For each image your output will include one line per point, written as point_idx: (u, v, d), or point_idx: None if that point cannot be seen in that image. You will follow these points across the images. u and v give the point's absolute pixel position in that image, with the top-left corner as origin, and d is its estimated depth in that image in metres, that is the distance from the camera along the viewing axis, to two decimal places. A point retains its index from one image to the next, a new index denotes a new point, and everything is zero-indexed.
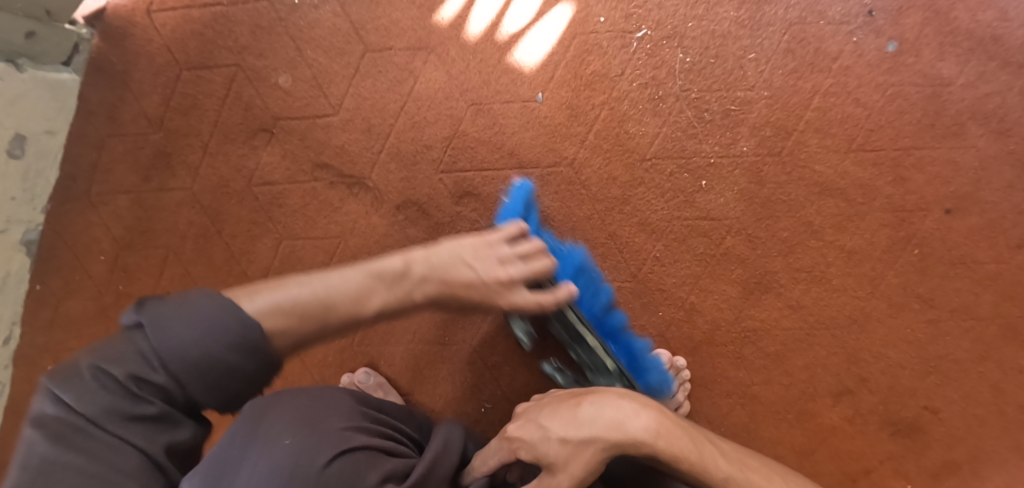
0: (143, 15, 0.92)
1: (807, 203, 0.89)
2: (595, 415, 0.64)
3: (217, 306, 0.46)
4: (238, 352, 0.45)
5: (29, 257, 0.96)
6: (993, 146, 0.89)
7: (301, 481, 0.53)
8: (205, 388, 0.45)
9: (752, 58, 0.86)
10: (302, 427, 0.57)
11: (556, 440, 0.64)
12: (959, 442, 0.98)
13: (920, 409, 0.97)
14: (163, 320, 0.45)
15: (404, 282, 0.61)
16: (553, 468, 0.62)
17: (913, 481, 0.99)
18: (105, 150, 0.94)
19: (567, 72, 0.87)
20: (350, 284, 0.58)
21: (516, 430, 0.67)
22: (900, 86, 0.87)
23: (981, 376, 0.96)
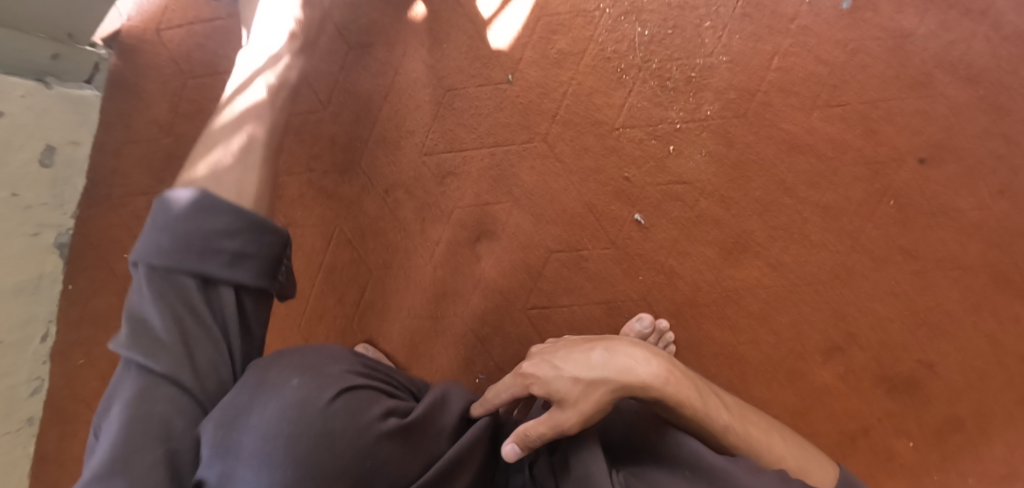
0: (153, 33, 1.01)
1: (777, 161, 0.91)
2: (608, 359, 0.66)
3: (196, 205, 0.59)
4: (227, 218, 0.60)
5: (62, 258, 1.05)
6: (962, 94, 0.90)
7: (308, 416, 0.56)
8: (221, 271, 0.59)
9: (709, 25, 0.89)
10: (309, 368, 0.60)
11: (567, 379, 0.65)
12: (959, 396, 0.98)
13: (915, 364, 0.97)
14: (152, 241, 0.59)
15: (268, 141, 0.72)
16: (560, 402, 0.63)
17: (913, 437, 1.00)
18: (126, 158, 1.04)
19: (535, 53, 0.92)
20: (220, 173, 0.65)
21: (529, 371, 0.68)
22: (861, 41, 0.89)
23: (976, 327, 0.96)
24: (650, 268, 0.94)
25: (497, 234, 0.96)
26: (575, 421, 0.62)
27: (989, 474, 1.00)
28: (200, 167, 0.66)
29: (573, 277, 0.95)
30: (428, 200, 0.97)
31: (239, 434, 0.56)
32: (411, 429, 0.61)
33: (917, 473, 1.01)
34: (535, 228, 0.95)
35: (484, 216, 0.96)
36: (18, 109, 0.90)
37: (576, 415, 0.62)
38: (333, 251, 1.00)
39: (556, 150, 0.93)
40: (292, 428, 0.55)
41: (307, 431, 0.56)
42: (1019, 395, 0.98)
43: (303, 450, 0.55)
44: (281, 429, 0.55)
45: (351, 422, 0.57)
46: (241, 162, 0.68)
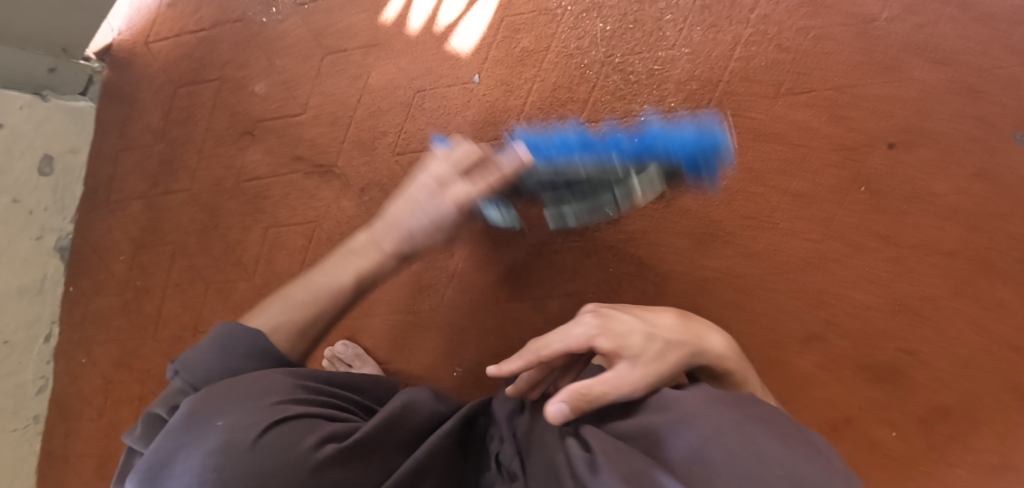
0: (142, 45, 1.07)
1: (744, 150, 0.92)
2: (677, 324, 0.70)
3: (240, 337, 0.65)
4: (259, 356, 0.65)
5: (63, 262, 1.12)
6: (931, 77, 0.90)
7: (234, 457, 0.54)
8: None
9: (669, 18, 0.91)
10: (240, 402, 0.59)
11: (639, 336, 0.65)
12: (944, 384, 0.97)
13: (896, 351, 0.96)
14: (188, 361, 0.65)
15: (370, 245, 0.76)
16: (636, 358, 0.62)
17: (897, 426, 0.99)
18: (121, 165, 1.09)
19: (500, 52, 0.94)
20: (331, 272, 0.75)
21: (601, 324, 0.66)
22: (824, 28, 0.89)
23: (958, 312, 0.95)
24: (621, 260, 0.95)
25: (470, 229, 0.98)
26: (647, 378, 0.60)
27: (980, 464, 0.97)
28: (303, 289, 0.73)
29: (545, 269, 0.97)
30: None
31: (172, 482, 0.55)
32: (352, 452, 0.59)
33: (903, 462, 1.00)
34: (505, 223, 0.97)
35: None
36: (19, 118, 0.97)
37: (652, 371, 0.61)
38: (314, 250, 1.01)
39: None
40: (220, 471, 0.54)
41: (234, 473, 0.54)
42: (1009, 383, 0.95)
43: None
44: (209, 474, 0.54)
45: (281, 459, 0.55)
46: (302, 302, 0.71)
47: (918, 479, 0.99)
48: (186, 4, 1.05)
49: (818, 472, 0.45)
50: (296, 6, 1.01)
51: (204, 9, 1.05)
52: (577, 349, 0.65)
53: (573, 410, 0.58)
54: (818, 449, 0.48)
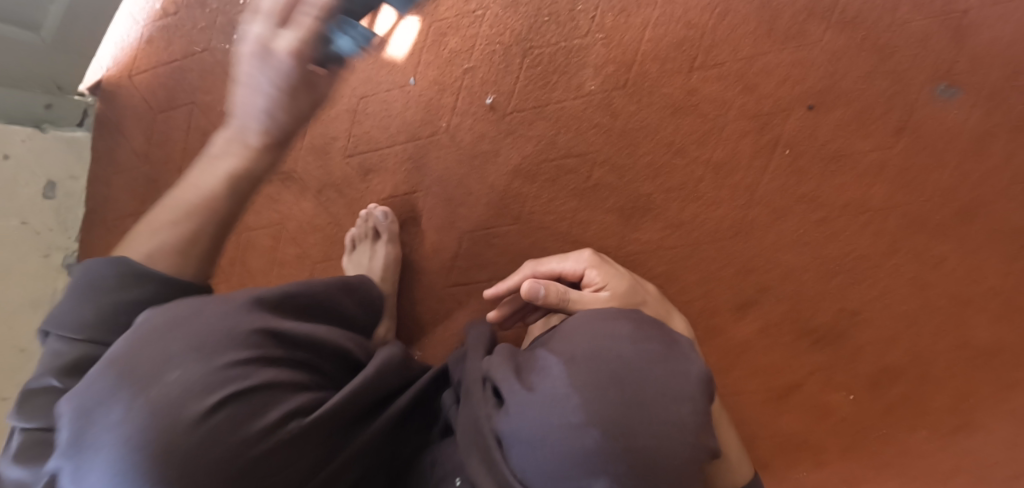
0: (127, 80, 1.20)
1: (662, 125, 0.95)
2: (653, 296, 0.80)
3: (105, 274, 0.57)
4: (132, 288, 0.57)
5: (69, 277, 1.25)
6: (840, 38, 0.91)
7: (179, 429, 0.49)
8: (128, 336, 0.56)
9: (581, 9, 0.96)
10: (192, 356, 0.52)
11: (624, 282, 0.77)
12: (893, 344, 0.95)
13: (838, 312, 0.96)
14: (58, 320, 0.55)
15: (239, 137, 0.67)
16: (615, 294, 0.75)
17: (851, 392, 0.97)
18: (117, 186, 1.22)
19: (430, 56, 1.01)
20: (211, 166, 0.67)
21: (599, 263, 0.79)
22: (728, 3, 0.93)
23: (897, 270, 0.94)
24: (556, 238, 0.99)
25: (416, 221, 1.05)
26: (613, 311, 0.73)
27: (942, 425, 0.95)
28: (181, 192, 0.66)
29: (483, 252, 1.02)
30: (357, 199, 1.07)
31: (99, 423, 0.50)
32: (305, 434, 0.54)
33: (861, 428, 0.97)
34: (448, 211, 1.03)
35: (406, 205, 1.04)
36: (20, 149, 1.09)
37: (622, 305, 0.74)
38: (280, 250, 1.10)
39: (457, 139, 1.01)
40: (156, 436, 0.49)
41: (173, 446, 0.49)
42: (959, 339, 0.94)
43: (173, 474, 0.48)
44: (144, 438, 0.49)
45: (235, 438, 0.51)
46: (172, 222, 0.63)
47: (879, 445, 0.96)
48: (160, 39, 1.17)
49: (658, 351, 0.57)
50: None
51: (175, 43, 1.16)
52: (571, 274, 0.79)
53: (546, 297, 0.71)
54: (677, 343, 0.59)
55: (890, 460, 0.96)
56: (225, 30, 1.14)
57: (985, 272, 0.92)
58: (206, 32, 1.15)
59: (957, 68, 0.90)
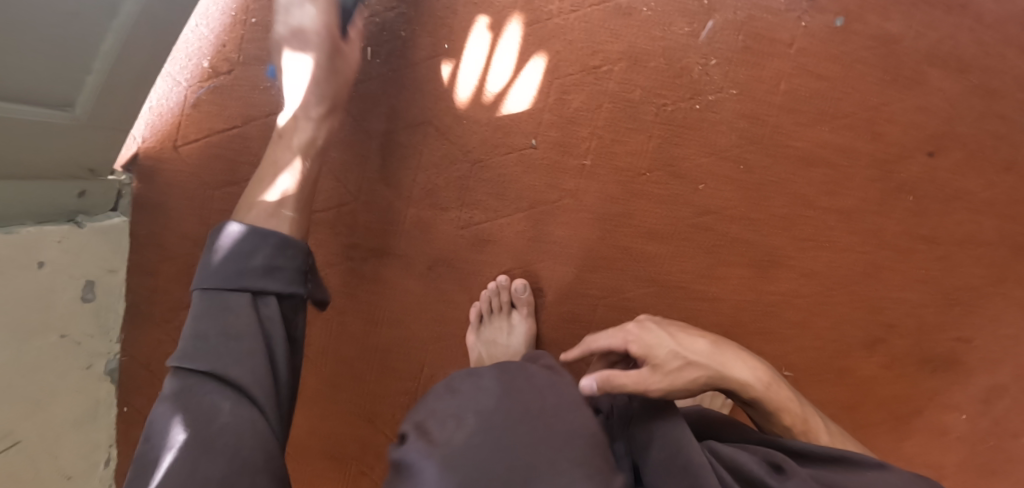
0: (171, 150, 1.05)
1: (795, 179, 0.95)
2: (710, 349, 0.76)
3: (245, 243, 0.76)
4: (274, 246, 0.77)
5: (114, 383, 1.10)
6: (954, 85, 0.93)
7: None
8: (258, 280, 0.74)
9: (714, 62, 0.93)
10: (578, 464, 0.59)
11: (672, 350, 0.75)
12: (999, 364, 1.03)
13: (955, 341, 1.02)
14: (209, 271, 0.74)
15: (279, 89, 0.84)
16: (657, 366, 0.73)
17: (962, 409, 1.05)
18: (170, 274, 1.08)
19: (554, 115, 0.96)
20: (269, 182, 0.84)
21: (632, 334, 0.78)
22: (856, 53, 0.92)
23: (1004, 297, 1.00)
24: (696, 297, 0.99)
25: (543, 291, 1.01)
26: (661, 385, 0.72)
27: None
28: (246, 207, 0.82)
29: (618, 317, 1.01)
30: (472, 272, 1.01)
31: None
32: None
33: (971, 441, 1.06)
34: (580, 279, 1.00)
35: (530, 275, 1.01)
36: (56, 254, 0.96)
37: (666, 379, 0.72)
38: (386, 333, 1.03)
39: (587, 203, 0.97)
40: None
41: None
42: None
43: None
44: None
45: None
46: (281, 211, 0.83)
47: (984, 453, 1.06)
48: (213, 103, 1.04)
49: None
50: None
51: (230, 106, 1.04)
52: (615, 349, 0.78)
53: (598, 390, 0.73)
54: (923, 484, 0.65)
55: (997, 466, 1.06)
56: None
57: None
58: (272, 92, 1.03)
59: None
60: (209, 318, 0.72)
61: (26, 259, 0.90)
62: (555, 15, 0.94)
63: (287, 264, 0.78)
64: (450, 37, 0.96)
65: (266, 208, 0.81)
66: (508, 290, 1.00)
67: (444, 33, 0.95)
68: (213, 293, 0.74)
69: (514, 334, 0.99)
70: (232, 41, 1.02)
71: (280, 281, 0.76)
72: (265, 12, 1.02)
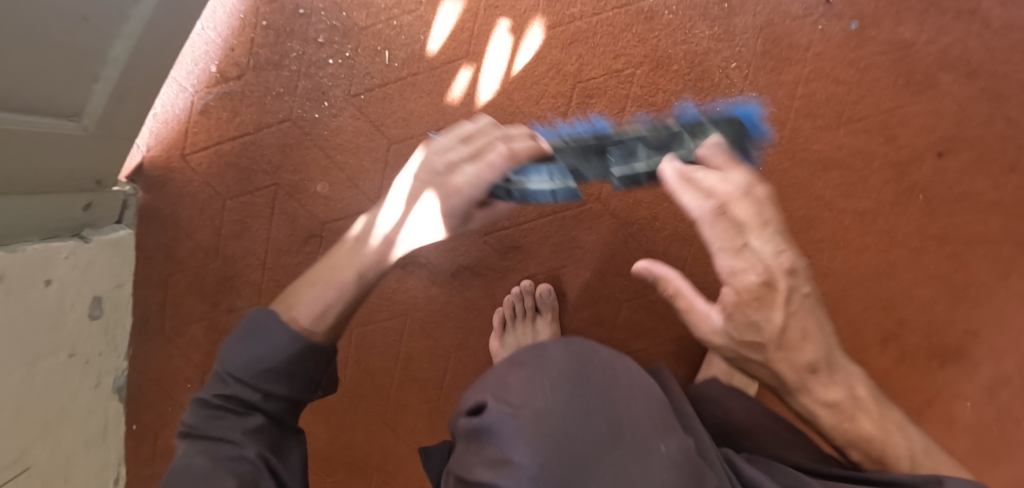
0: (178, 159, 1.01)
1: (813, 181, 0.97)
2: (809, 360, 0.66)
3: (268, 326, 0.68)
4: (286, 350, 0.67)
5: (122, 401, 1.05)
6: (965, 88, 0.95)
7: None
8: (268, 383, 0.66)
9: (735, 66, 0.94)
10: (649, 423, 0.66)
11: (765, 341, 0.64)
12: (1005, 356, 1.06)
13: (963, 334, 1.05)
14: (229, 352, 0.68)
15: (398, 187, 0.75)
16: (728, 332, 0.66)
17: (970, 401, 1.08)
18: (180, 288, 1.05)
19: (577, 120, 0.94)
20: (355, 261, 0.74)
21: (737, 285, 0.62)
22: (871, 58, 0.94)
23: (1010, 292, 1.03)
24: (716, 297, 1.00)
25: (567, 295, 1.00)
26: (711, 341, 0.69)
27: None
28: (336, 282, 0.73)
29: (642, 320, 0.99)
30: (496, 278, 1.00)
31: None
32: None
33: (978, 432, 1.09)
34: (604, 283, 0.99)
35: (554, 280, 1.00)
36: (65, 270, 0.91)
37: (731, 346, 0.67)
38: (408, 341, 1.02)
39: (612, 208, 0.97)
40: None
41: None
42: None
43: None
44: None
45: None
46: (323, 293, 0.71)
47: (996, 444, 1.09)
48: (223, 109, 1.00)
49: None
50: (350, 98, 0.98)
51: (242, 113, 1.00)
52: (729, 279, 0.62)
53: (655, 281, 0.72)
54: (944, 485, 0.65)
55: (1005, 456, 1.08)
56: (311, 95, 0.98)
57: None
58: (285, 99, 0.99)
59: None
60: (217, 399, 0.66)
61: (33, 277, 0.85)
62: (577, 18, 0.93)
63: (299, 367, 0.67)
64: (472, 41, 0.95)
65: (306, 307, 0.70)
66: (533, 295, 0.99)
67: (466, 37, 0.95)
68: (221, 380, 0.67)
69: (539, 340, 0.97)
70: (241, 45, 0.99)
71: (289, 390, 0.67)
72: (278, 16, 0.98)
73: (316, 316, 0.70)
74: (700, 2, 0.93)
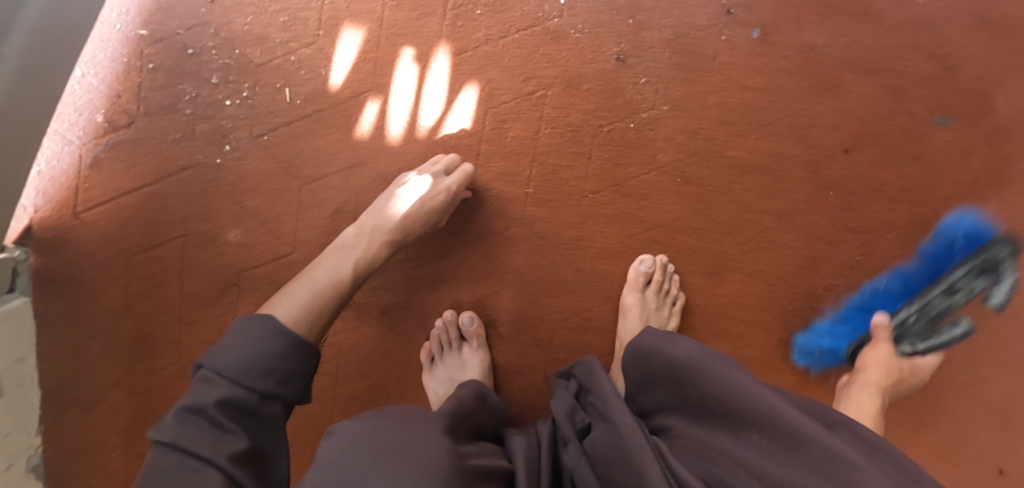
0: (71, 218, 0.94)
1: (732, 186, 0.97)
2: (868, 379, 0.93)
3: (263, 323, 0.70)
4: (281, 343, 0.70)
5: (41, 478, 0.97)
6: (866, 86, 0.98)
7: None
8: (262, 380, 0.67)
9: (645, 81, 0.94)
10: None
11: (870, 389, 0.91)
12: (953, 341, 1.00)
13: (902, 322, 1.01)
14: (217, 353, 0.67)
15: (359, 236, 0.85)
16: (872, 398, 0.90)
17: (931, 393, 1.00)
18: (92, 353, 0.97)
19: (492, 145, 0.94)
20: (328, 267, 0.81)
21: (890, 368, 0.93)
22: (776, 63, 0.96)
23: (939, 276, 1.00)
24: None
25: (499, 322, 0.98)
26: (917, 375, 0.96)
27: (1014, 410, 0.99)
28: (300, 288, 0.78)
29: (579, 338, 0.97)
30: (426, 310, 0.97)
31: None
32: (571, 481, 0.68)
33: (946, 427, 1.00)
34: (535, 306, 0.97)
35: (482, 307, 0.97)
36: None
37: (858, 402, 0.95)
38: (343, 383, 0.98)
39: (536, 230, 0.96)
40: None
41: None
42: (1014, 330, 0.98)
43: None
44: None
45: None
46: (307, 297, 0.77)
47: (960, 442, 0.99)
48: (117, 161, 0.94)
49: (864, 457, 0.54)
50: (253, 139, 0.93)
51: (139, 163, 0.94)
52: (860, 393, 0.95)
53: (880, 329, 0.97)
54: (876, 452, 0.55)
55: (970, 451, 0.99)
56: (211, 138, 0.93)
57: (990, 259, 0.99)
58: (183, 144, 0.93)
59: (952, 100, 0.98)
60: (203, 399, 0.63)
61: None
62: (483, 43, 0.93)
63: (295, 364, 0.70)
64: (377, 72, 0.93)
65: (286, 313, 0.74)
66: (456, 324, 0.96)
67: (370, 68, 0.93)
68: (209, 383, 0.65)
69: (468, 370, 0.94)
70: (127, 91, 0.93)
71: (286, 388, 0.69)
72: (165, 56, 0.93)
73: (300, 322, 0.74)
74: (606, 19, 0.93)
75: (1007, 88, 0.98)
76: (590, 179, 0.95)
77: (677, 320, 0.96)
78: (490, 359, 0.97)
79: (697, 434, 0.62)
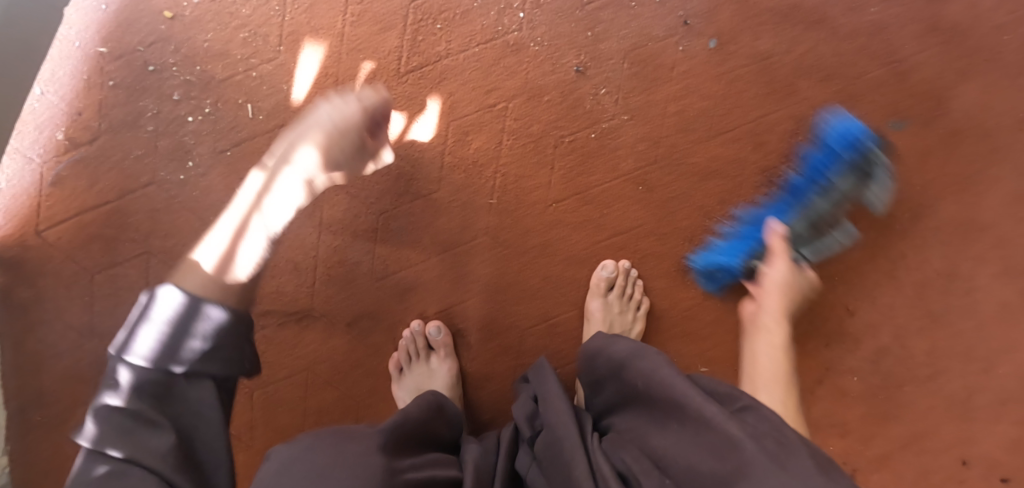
0: (34, 236, 0.93)
1: (693, 191, 0.99)
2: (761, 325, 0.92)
3: (170, 292, 0.58)
4: (199, 312, 0.57)
5: None
6: (821, 92, 1.01)
7: None
8: (185, 363, 0.56)
9: (605, 91, 0.96)
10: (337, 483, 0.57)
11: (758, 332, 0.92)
12: (911, 338, 1.02)
13: (864, 321, 1.03)
14: (132, 334, 0.57)
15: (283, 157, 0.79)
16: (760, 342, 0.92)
17: (893, 389, 1.02)
18: (56, 371, 0.96)
19: (455, 157, 0.96)
20: (253, 206, 0.73)
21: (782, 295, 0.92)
22: (733, 72, 0.99)
23: (897, 275, 1.02)
24: None
25: (468, 331, 0.99)
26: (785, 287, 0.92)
27: (972, 403, 1.01)
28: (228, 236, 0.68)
29: (547, 344, 0.98)
30: (394, 320, 0.98)
31: None
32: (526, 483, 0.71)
33: (908, 422, 1.02)
34: (502, 313, 0.98)
35: (450, 316, 0.98)
36: None
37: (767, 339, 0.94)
38: (314, 395, 0.98)
39: (501, 239, 0.97)
40: None
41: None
42: (967, 326, 1.02)
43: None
44: None
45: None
46: (243, 241, 0.68)
47: (921, 436, 1.02)
48: (78, 178, 0.94)
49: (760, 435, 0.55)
50: (216, 155, 0.93)
51: (100, 180, 0.94)
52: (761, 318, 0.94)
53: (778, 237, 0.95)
54: (775, 428, 0.55)
55: (932, 445, 1.02)
56: (174, 154, 0.94)
57: (945, 257, 1.02)
58: (145, 160, 0.94)
59: (903, 105, 1.01)
60: (127, 394, 0.55)
61: None
62: (444, 57, 0.95)
63: (236, 344, 0.59)
64: (339, 86, 0.94)
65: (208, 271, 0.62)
66: (423, 334, 0.97)
67: (331, 83, 0.94)
68: (129, 371, 0.55)
69: (436, 378, 0.95)
70: (88, 108, 0.93)
71: (216, 367, 0.58)
72: (125, 72, 0.94)
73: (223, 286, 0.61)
74: (564, 32, 0.95)
75: (957, 93, 1.01)
76: (553, 188, 0.96)
77: (642, 323, 0.98)
78: (459, 367, 0.98)
79: (631, 423, 0.66)
